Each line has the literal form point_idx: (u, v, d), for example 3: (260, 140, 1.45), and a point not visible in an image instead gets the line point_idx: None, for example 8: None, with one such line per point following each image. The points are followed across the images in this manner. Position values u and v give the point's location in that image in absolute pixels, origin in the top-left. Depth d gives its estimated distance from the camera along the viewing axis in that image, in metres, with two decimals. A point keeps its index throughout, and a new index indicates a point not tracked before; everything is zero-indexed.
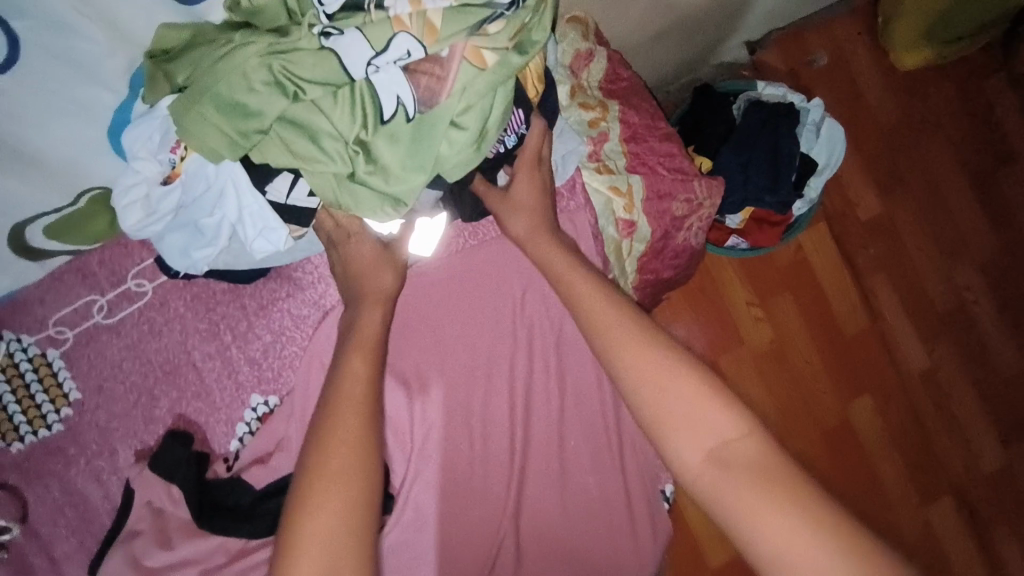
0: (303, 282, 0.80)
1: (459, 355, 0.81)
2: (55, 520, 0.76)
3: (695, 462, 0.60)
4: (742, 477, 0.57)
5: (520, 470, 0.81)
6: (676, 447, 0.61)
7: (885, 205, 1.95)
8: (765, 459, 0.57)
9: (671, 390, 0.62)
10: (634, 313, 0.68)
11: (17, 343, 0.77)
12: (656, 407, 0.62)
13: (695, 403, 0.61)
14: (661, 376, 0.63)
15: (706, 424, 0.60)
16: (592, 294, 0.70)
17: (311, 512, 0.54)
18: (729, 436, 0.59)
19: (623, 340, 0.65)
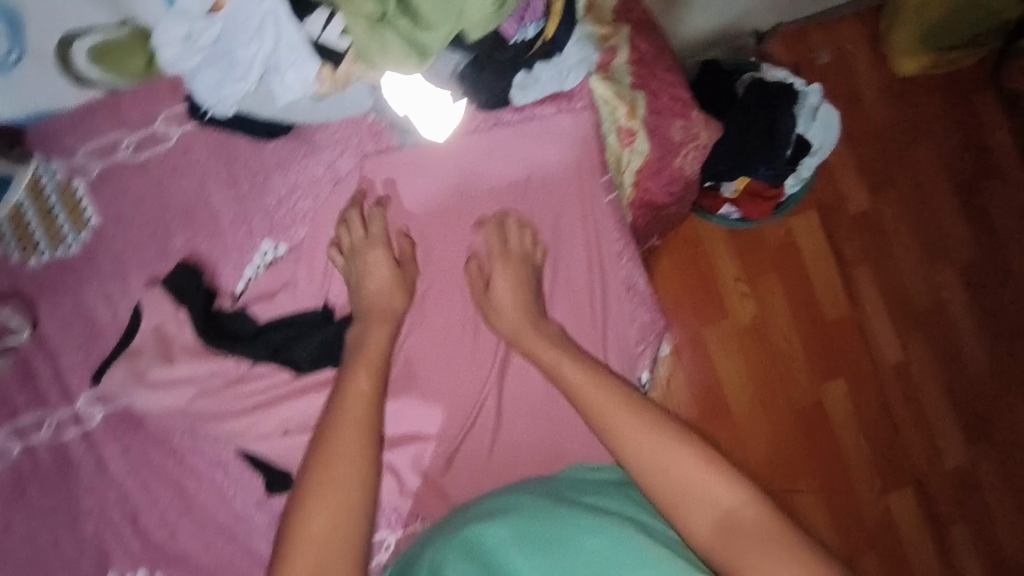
0: (321, 143, 0.86)
1: (461, 226, 0.89)
2: (64, 333, 0.81)
3: (704, 531, 0.66)
4: (746, 543, 0.63)
5: (508, 336, 0.88)
6: (685, 518, 0.67)
7: (874, 202, 2.00)
8: (766, 522, 0.64)
9: (673, 467, 0.68)
10: (625, 394, 0.75)
11: (45, 166, 0.81)
12: (660, 484, 0.68)
13: (697, 479, 0.67)
14: (665, 454, 0.69)
15: (707, 496, 0.67)
16: (587, 380, 0.77)
17: (310, 505, 0.63)
18: (732, 506, 0.66)
19: (622, 424, 0.71)
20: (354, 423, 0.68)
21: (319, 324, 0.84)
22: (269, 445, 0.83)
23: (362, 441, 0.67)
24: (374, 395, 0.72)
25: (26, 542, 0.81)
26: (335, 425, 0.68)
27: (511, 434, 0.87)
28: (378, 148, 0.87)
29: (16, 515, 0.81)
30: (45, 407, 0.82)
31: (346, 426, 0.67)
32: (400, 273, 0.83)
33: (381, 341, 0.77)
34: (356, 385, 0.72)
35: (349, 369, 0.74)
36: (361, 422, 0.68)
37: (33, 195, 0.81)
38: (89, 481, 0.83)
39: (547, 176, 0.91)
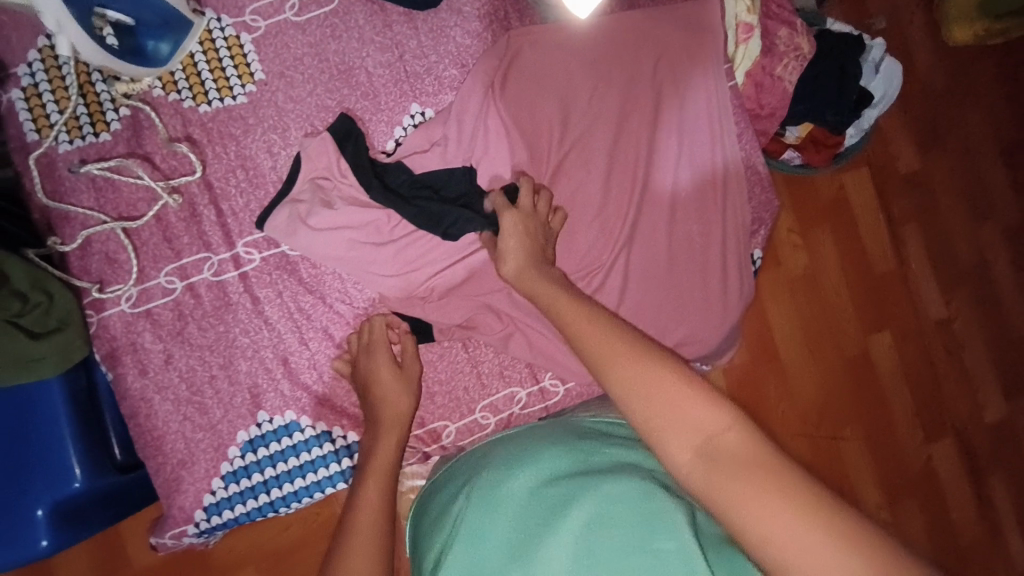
0: (469, 17, 0.92)
1: (592, 99, 0.91)
2: (229, 178, 0.86)
3: (684, 460, 0.52)
4: (736, 476, 0.49)
5: (637, 204, 0.92)
6: (660, 443, 0.54)
7: (923, 160, 2.01)
8: (757, 458, 0.50)
9: (636, 377, 0.56)
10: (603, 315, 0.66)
11: (216, 22, 0.87)
12: (627, 401, 0.56)
13: (663, 386, 0.55)
14: (636, 368, 0.57)
15: (675, 409, 0.54)
16: (567, 303, 0.68)
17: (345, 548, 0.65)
18: (714, 433, 0.52)
19: (594, 339, 0.62)
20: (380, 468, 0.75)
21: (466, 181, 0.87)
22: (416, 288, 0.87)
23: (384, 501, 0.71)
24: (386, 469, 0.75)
25: (184, 378, 0.84)
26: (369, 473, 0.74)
27: (638, 299, 0.92)
28: (524, 23, 0.93)
29: (177, 349, 0.84)
30: (206, 249, 0.85)
31: (369, 487, 0.72)
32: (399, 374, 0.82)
33: (396, 388, 0.81)
34: (380, 450, 0.76)
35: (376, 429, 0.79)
36: (381, 471, 0.74)
37: (205, 46, 0.87)
38: (244, 323, 0.86)
39: (675, 56, 0.94)
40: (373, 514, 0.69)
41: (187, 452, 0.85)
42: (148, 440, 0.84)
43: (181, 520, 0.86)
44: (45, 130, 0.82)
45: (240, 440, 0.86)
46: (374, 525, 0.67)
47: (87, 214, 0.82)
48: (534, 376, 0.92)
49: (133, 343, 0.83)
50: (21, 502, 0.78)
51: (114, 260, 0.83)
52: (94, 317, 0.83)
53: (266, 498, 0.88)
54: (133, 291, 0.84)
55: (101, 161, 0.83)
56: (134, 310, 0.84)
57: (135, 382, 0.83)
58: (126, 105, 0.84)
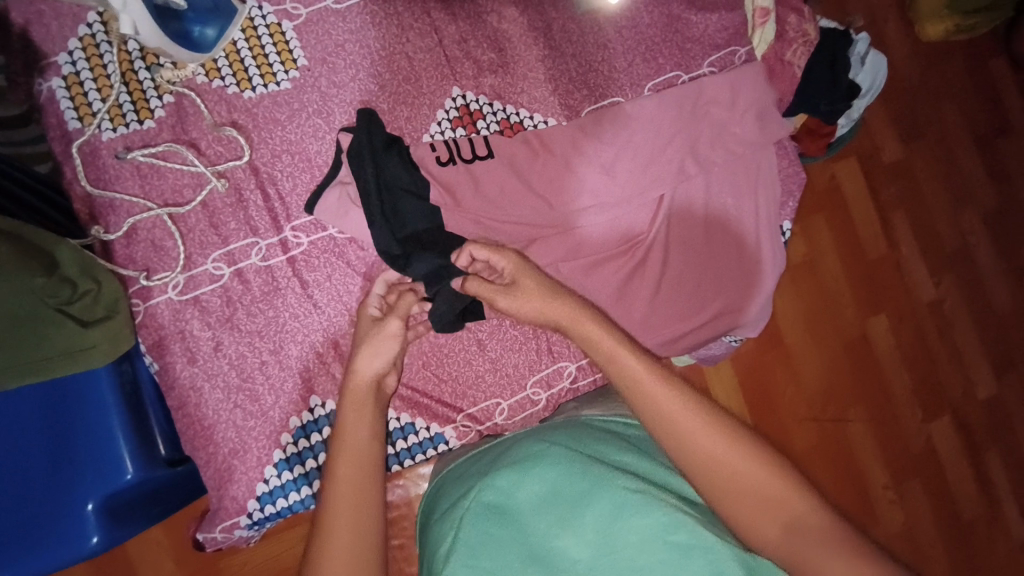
0: (505, 3, 0.94)
1: (624, 82, 0.97)
2: (275, 163, 0.86)
3: (770, 535, 0.61)
4: (813, 546, 0.58)
5: (675, 180, 0.94)
6: (749, 522, 0.62)
7: (906, 150, 2.10)
8: (826, 528, 0.59)
9: (715, 454, 0.64)
10: (660, 370, 0.69)
11: (258, 10, 0.87)
12: (713, 482, 0.63)
13: (743, 467, 0.63)
14: (722, 452, 0.64)
15: (755, 489, 0.62)
16: (626, 356, 0.70)
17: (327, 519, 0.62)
18: (799, 514, 0.60)
19: (666, 411, 0.66)
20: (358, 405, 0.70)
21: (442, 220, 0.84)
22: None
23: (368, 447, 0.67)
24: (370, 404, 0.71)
25: (234, 364, 0.82)
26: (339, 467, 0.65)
27: (681, 270, 0.94)
28: (557, 10, 0.96)
29: (226, 335, 0.82)
30: (254, 234, 0.84)
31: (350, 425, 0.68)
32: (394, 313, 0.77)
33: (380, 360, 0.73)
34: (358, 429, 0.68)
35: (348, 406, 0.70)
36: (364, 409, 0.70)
37: (247, 33, 0.87)
38: (294, 308, 0.84)
39: (698, 40, 0.99)
40: (355, 458, 0.65)
41: (238, 441, 0.82)
42: (197, 430, 0.81)
43: (232, 512, 0.82)
44: (87, 118, 0.82)
45: (293, 425, 0.84)
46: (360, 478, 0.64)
47: (133, 201, 0.81)
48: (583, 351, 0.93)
49: (182, 330, 0.82)
50: (70, 498, 0.74)
51: (161, 247, 0.82)
52: (141, 306, 0.81)
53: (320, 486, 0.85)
54: (180, 278, 0.82)
55: (146, 147, 0.82)
56: (182, 297, 0.82)
57: (183, 370, 0.81)
58: (170, 92, 0.84)
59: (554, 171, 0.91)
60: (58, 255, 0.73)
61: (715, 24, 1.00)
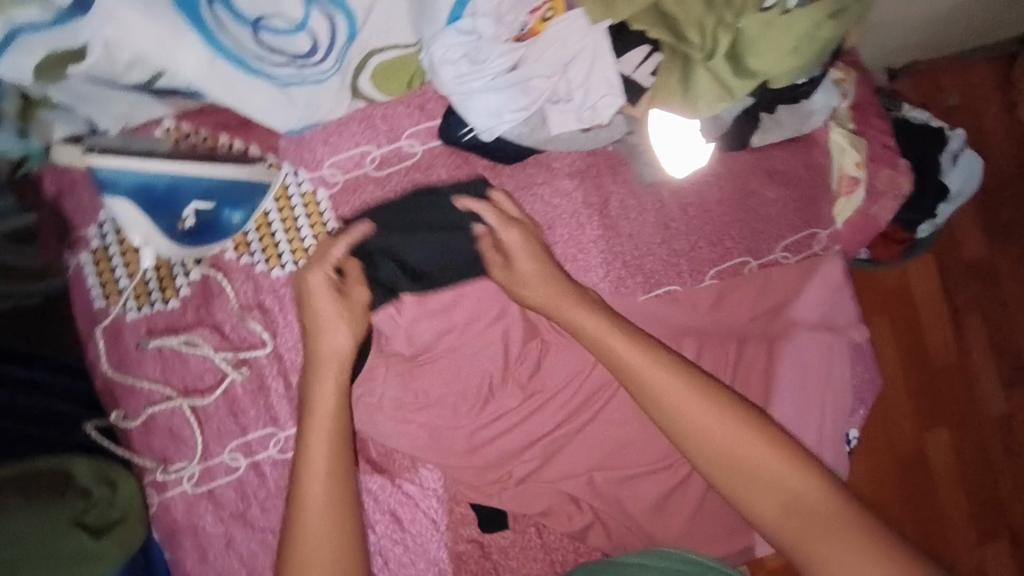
0: (559, 172, 0.85)
1: (682, 267, 0.87)
2: (301, 348, 0.81)
3: (772, 518, 0.60)
4: (822, 527, 0.58)
5: (730, 384, 0.85)
6: (749, 503, 0.61)
7: (991, 248, 1.85)
8: (833, 508, 0.59)
9: (722, 437, 0.62)
10: (660, 353, 0.67)
11: (293, 176, 0.82)
12: (712, 460, 0.62)
13: (754, 452, 0.61)
14: (721, 428, 0.62)
15: (767, 473, 0.61)
16: (625, 344, 0.67)
17: (300, 529, 0.60)
18: (800, 491, 0.60)
19: (671, 400, 0.64)
20: (330, 424, 0.64)
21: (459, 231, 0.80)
22: (489, 466, 0.80)
23: (336, 467, 0.62)
24: (339, 424, 0.64)
25: (244, 562, 0.79)
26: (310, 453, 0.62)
27: None
28: (617, 181, 0.86)
29: (239, 531, 0.79)
30: (274, 424, 0.80)
31: (315, 450, 0.62)
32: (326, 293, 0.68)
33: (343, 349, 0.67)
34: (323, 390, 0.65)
35: (313, 379, 0.66)
36: (328, 423, 0.64)
37: (281, 203, 0.81)
38: None
39: (772, 218, 0.89)
40: (326, 484, 0.61)
41: None
42: None
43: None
44: (113, 296, 0.78)
45: None
46: (333, 501, 0.61)
47: (154, 387, 0.78)
48: None
49: (195, 525, 0.79)
50: None
51: (178, 435, 0.78)
52: (156, 497, 0.78)
53: None
54: (196, 469, 0.79)
55: (170, 332, 0.78)
56: (197, 490, 0.79)
57: (194, 566, 0.79)
58: (197, 271, 0.79)
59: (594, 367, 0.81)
60: (73, 468, 0.69)
61: (795, 200, 0.89)
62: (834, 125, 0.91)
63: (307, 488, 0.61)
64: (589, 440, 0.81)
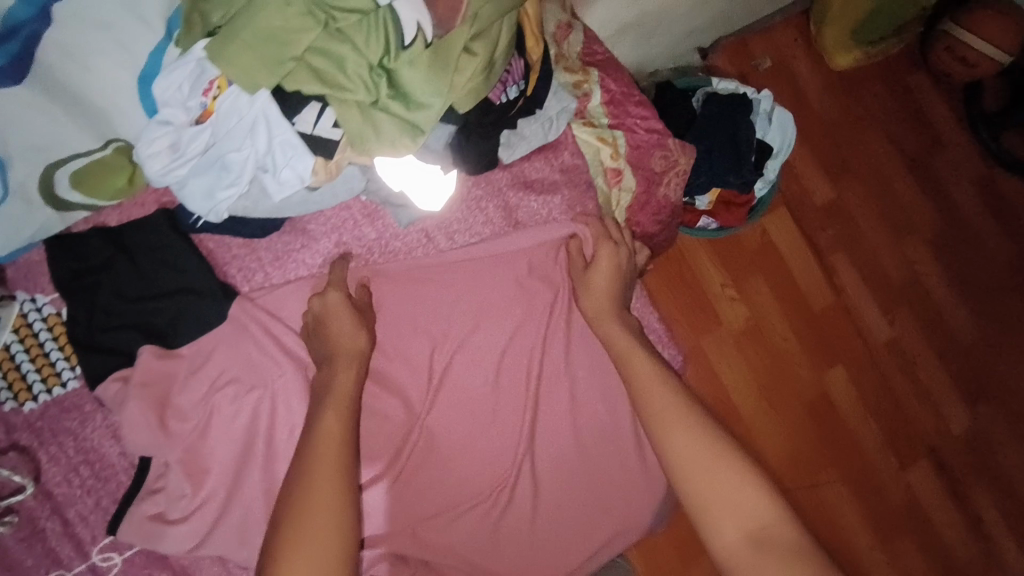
0: (315, 233, 0.84)
1: (462, 296, 0.86)
2: (72, 478, 0.75)
3: (732, 541, 0.62)
4: (777, 556, 0.58)
5: (535, 397, 0.87)
6: (714, 524, 0.63)
7: (836, 189, 2.01)
8: (798, 541, 0.59)
9: (709, 457, 0.66)
10: (672, 382, 0.75)
11: (31, 303, 0.77)
12: (685, 467, 0.67)
13: (733, 478, 0.64)
14: (693, 448, 0.68)
15: (737, 497, 0.63)
16: (648, 372, 0.77)
17: (309, 487, 0.60)
18: (763, 518, 0.62)
19: (666, 415, 0.71)
20: (337, 402, 0.69)
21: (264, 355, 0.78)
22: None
23: (343, 442, 0.66)
24: (347, 402, 0.70)
25: None
26: (316, 441, 0.65)
27: (555, 498, 0.86)
28: (376, 229, 0.86)
29: None
30: (57, 567, 0.74)
31: (328, 417, 0.67)
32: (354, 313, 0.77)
33: (349, 376, 0.72)
34: (338, 381, 0.71)
35: (318, 404, 0.69)
36: (342, 405, 0.69)
37: (21, 333, 0.76)
38: None
39: (543, 230, 0.90)
40: (333, 460, 0.63)
41: None
42: None
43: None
44: None
45: None
46: (338, 462, 0.63)
47: None
48: None
49: None
50: None
51: None
52: None
53: None
54: None
55: None
56: None
57: None
58: None
59: (398, 419, 0.83)
60: None
61: (558, 206, 0.93)
62: (575, 125, 0.96)
63: (321, 446, 0.64)
64: (409, 485, 0.83)
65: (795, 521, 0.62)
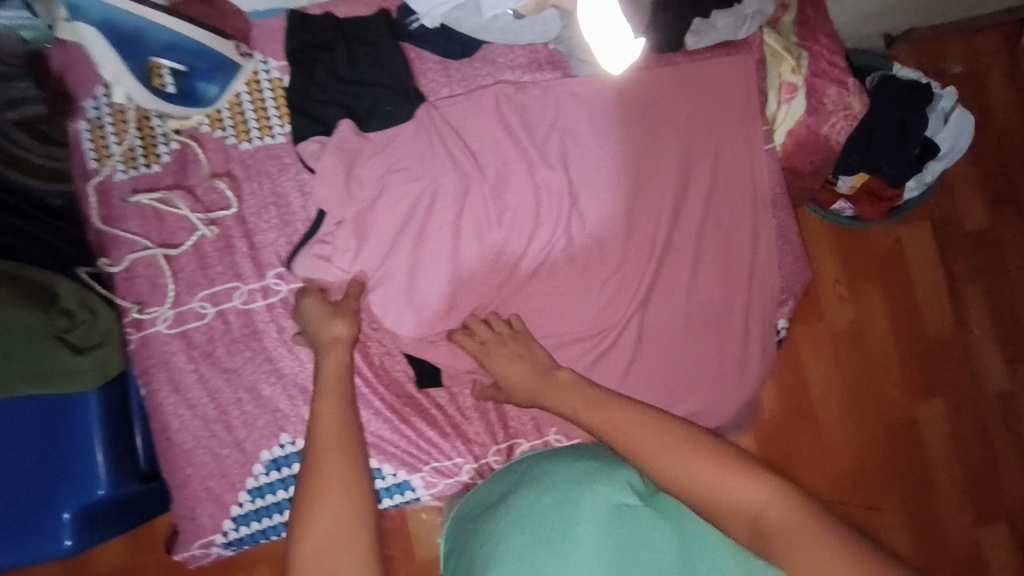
0: (502, 65, 0.93)
1: (614, 156, 0.91)
2: (262, 212, 0.91)
3: (740, 533, 0.58)
4: (789, 538, 0.55)
5: (657, 263, 0.90)
6: (718, 516, 0.60)
7: (993, 219, 1.80)
8: (799, 520, 0.55)
9: (689, 474, 0.61)
10: (634, 409, 0.68)
11: (263, 65, 0.92)
12: (653, 461, 0.63)
13: (718, 477, 0.60)
14: (652, 441, 0.64)
15: (736, 497, 0.58)
16: (597, 404, 0.70)
17: (317, 465, 0.64)
18: (754, 496, 0.58)
19: (636, 445, 0.64)
20: (337, 361, 0.77)
21: (441, 150, 0.90)
22: (425, 323, 0.89)
23: (343, 413, 0.69)
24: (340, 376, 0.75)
25: (212, 396, 0.90)
26: (318, 427, 0.68)
27: (650, 363, 0.90)
28: (557, 75, 0.93)
29: (207, 369, 0.90)
30: (236, 278, 0.90)
31: (324, 401, 0.70)
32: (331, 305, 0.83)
33: (339, 357, 0.77)
34: (330, 372, 0.75)
35: (319, 397, 0.72)
36: (336, 391, 0.72)
37: (251, 87, 0.92)
38: (268, 350, 0.90)
39: (705, 119, 0.92)
40: (335, 438, 0.67)
41: (215, 466, 0.90)
42: (176, 454, 0.89)
43: (208, 531, 0.91)
44: (104, 159, 0.90)
45: (264, 458, 0.91)
46: (341, 441, 0.66)
47: (135, 239, 0.89)
48: (539, 430, 0.95)
49: (166, 359, 0.89)
50: (51, 505, 0.84)
51: (154, 283, 0.89)
52: (133, 334, 0.89)
53: None
54: (169, 313, 0.89)
55: (151, 192, 0.89)
56: (170, 330, 0.90)
57: (168, 396, 0.89)
58: (177, 140, 0.90)
59: (530, 247, 0.89)
60: (59, 290, 0.80)
61: (732, 99, 0.92)
62: (765, 30, 0.97)
63: (319, 433, 0.67)
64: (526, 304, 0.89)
65: (791, 492, 0.57)
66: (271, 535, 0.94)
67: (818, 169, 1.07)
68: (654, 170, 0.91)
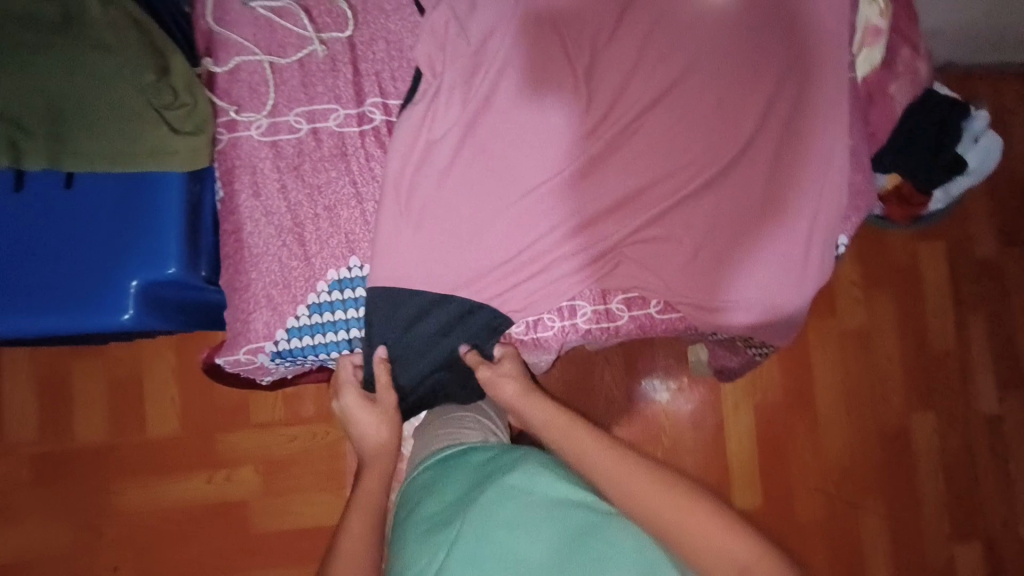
0: None
1: (712, 54, 0.96)
2: (371, 46, 0.94)
3: None
4: None
5: (734, 155, 0.95)
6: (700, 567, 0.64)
7: (1003, 248, 1.75)
8: None
9: (676, 521, 0.67)
10: (631, 457, 0.75)
11: None
12: (647, 508, 0.68)
13: (702, 529, 0.66)
14: (658, 497, 0.69)
15: (720, 548, 0.64)
16: (594, 447, 0.77)
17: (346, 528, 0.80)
18: (750, 563, 0.63)
19: (629, 487, 0.71)
20: (384, 433, 0.90)
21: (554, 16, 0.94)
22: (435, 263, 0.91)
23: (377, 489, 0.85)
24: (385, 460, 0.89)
25: (290, 208, 0.91)
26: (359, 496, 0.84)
27: (713, 251, 0.95)
28: None
29: (291, 182, 0.91)
30: (336, 101, 0.92)
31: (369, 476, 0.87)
32: (380, 409, 0.90)
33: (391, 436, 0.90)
34: (381, 436, 0.90)
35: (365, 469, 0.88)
36: (381, 461, 0.89)
37: None
38: (354, 175, 0.92)
39: (798, 38, 0.98)
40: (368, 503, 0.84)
41: (279, 276, 0.90)
42: (243, 256, 0.90)
43: (258, 337, 0.90)
44: None
45: (329, 277, 0.92)
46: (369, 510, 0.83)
47: (244, 44, 0.91)
48: (603, 297, 1.01)
49: (253, 166, 0.91)
50: (121, 271, 0.85)
51: (255, 90, 0.91)
52: (225, 135, 0.90)
53: (345, 335, 0.94)
54: (264, 121, 0.91)
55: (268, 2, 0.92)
56: (262, 138, 0.91)
57: (247, 201, 0.90)
58: None
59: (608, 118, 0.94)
60: (172, 63, 0.84)
61: (824, 26, 0.99)
62: None
63: (358, 502, 0.83)
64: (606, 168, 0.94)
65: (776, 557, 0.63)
66: (321, 354, 0.94)
67: (879, 130, 1.13)
68: (749, 75, 0.96)
